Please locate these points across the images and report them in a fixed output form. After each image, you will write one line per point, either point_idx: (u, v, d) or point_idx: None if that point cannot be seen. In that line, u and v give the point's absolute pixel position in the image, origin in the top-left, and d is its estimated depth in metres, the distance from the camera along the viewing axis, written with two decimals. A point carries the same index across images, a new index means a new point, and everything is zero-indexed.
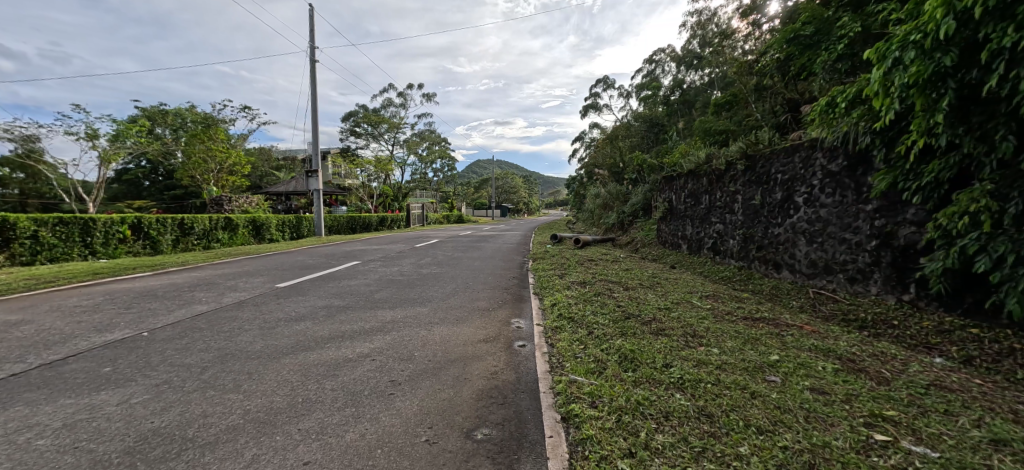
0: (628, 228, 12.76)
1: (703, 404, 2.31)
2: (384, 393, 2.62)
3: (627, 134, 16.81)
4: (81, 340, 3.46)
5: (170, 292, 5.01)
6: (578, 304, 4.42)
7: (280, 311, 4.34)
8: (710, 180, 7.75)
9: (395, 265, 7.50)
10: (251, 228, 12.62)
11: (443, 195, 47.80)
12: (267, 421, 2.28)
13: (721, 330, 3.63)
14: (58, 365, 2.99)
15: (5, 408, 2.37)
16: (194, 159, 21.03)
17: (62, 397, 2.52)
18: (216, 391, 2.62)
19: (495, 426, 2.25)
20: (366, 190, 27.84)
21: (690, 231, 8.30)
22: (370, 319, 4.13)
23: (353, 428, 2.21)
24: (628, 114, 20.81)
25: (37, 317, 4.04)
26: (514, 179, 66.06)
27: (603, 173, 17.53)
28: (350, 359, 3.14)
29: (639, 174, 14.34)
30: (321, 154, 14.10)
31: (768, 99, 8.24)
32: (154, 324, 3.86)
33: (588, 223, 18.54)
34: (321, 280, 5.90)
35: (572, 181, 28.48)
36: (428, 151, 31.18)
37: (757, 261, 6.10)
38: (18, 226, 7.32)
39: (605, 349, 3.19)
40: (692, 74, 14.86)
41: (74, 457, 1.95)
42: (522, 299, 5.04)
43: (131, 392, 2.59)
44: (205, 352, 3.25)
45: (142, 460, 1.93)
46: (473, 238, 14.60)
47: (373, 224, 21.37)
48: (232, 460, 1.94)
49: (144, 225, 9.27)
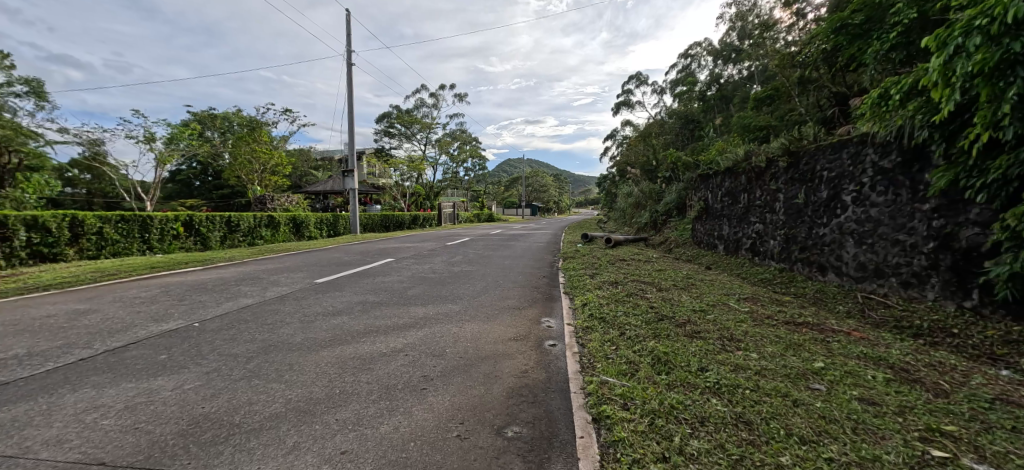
0: (661, 227, 12.45)
1: (741, 411, 2.22)
2: (417, 387, 2.68)
3: (660, 131, 16.81)
4: (140, 329, 3.73)
5: (218, 286, 5.32)
6: (609, 305, 4.34)
7: (319, 305, 4.52)
8: (749, 178, 7.42)
9: (428, 262, 7.66)
10: (292, 227, 13.20)
11: (473, 194, 47.99)
12: (307, 410, 2.39)
13: (761, 334, 3.48)
14: (120, 351, 3.24)
15: (76, 390, 2.60)
16: (240, 160, 22.29)
17: (124, 381, 2.73)
18: (260, 380, 2.76)
19: (526, 424, 2.25)
20: (400, 189, 28.55)
21: (728, 231, 7.99)
22: (403, 314, 4.23)
23: (387, 421, 2.28)
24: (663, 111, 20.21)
25: (103, 306, 4.41)
26: (545, 178, 65.91)
27: (637, 172, 17.25)
28: (385, 354, 3.22)
29: (674, 172, 13.92)
30: (356, 154, 14.40)
31: (812, 93, 7.83)
32: (204, 316, 4.12)
33: (620, 223, 18.24)
34: (357, 276, 6.08)
35: (604, 180, 27.95)
36: (459, 151, 31.50)
37: (800, 263, 5.79)
38: (86, 223, 7.94)
39: (637, 350, 3.12)
40: (730, 67, 14.35)
41: (135, 437, 2.11)
42: (553, 299, 5.01)
43: (185, 379, 2.78)
44: (251, 343, 3.42)
45: (194, 443, 2.06)
46: (502, 237, 14.70)
47: (405, 222, 21.88)
48: (275, 446, 2.04)
49: (196, 222, 9.93)
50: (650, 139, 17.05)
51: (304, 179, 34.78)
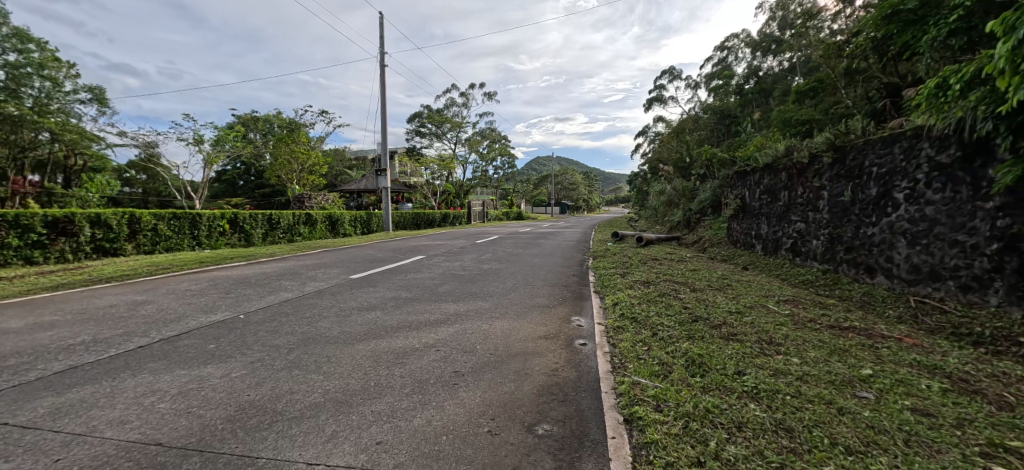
0: (695, 226, 12.11)
1: (781, 417, 2.14)
2: (448, 383, 2.72)
3: (695, 127, 16.33)
4: (191, 320, 3.98)
5: (261, 280, 5.60)
6: (640, 305, 4.27)
7: (354, 300, 4.67)
8: (790, 175, 7.09)
9: (458, 260, 7.77)
10: (328, 224, 13.70)
11: (502, 192, 48.18)
12: (344, 401, 2.48)
13: (803, 338, 3.33)
14: (174, 340, 3.47)
15: (136, 375, 2.81)
16: (280, 160, 23.33)
17: (178, 368, 2.93)
18: (300, 371, 2.89)
19: (556, 422, 2.25)
20: (431, 188, 29.07)
21: (766, 230, 7.67)
22: (435, 310, 4.31)
23: (420, 414, 2.33)
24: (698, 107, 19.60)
25: (159, 297, 4.74)
26: (574, 176, 65.34)
27: (670, 169, 16.87)
28: (417, 349, 3.29)
29: (708, 169, 13.50)
30: (389, 154, 14.76)
31: (860, 84, 7.40)
32: (248, 308, 4.34)
33: (651, 221, 17.87)
34: (390, 273, 6.24)
35: (635, 178, 27.42)
36: (488, 149, 31.73)
37: (846, 264, 5.48)
38: (143, 220, 8.54)
39: (670, 352, 3.06)
40: (771, 60, 13.90)
41: (187, 420, 2.25)
42: (583, 297, 4.97)
43: (232, 367, 2.94)
44: (291, 335, 3.59)
45: (241, 428, 2.19)
46: (531, 235, 14.72)
47: (436, 220, 22.27)
48: (315, 434, 2.14)
49: (240, 220, 10.47)
50: (684, 135, 16.60)
51: (339, 179, 36.03)
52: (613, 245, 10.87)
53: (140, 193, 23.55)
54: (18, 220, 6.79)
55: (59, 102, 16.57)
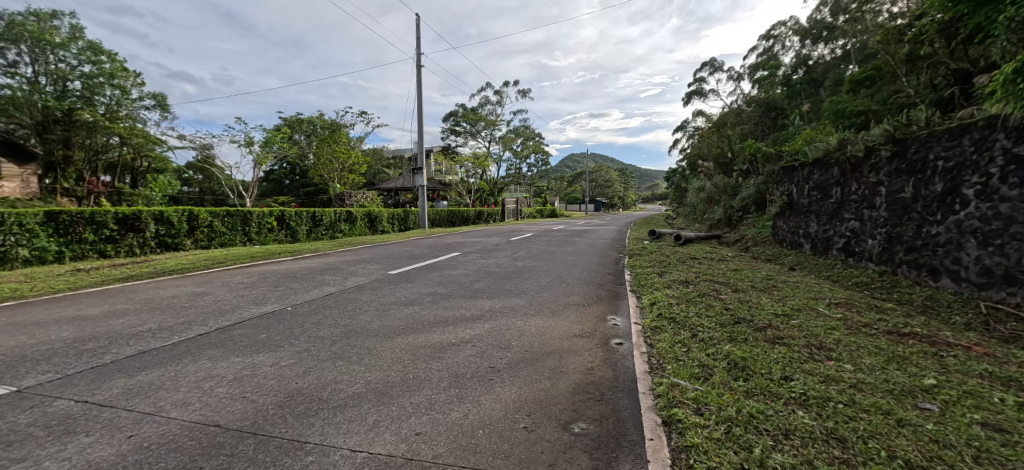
0: (737, 224, 11.64)
1: (833, 426, 2.03)
2: (484, 378, 2.77)
3: (737, 121, 15.65)
4: (244, 310, 4.25)
5: (306, 274, 5.89)
6: (679, 305, 4.16)
7: (393, 295, 4.83)
8: (843, 170, 6.66)
9: (492, 257, 7.85)
10: (368, 222, 14.19)
11: (536, 190, 47.93)
12: (385, 392, 2.57)
13: (857, 344, 3.13)
14: (229, 329, 3.71)
15: (197, 360, 3.04)
16: (322, 160, 24.37)
17: (234, 355, 3.13)
18: (344, 362, 3.02)
19: (592, 421, 2.24)
20: (465, 186, 29.51)
21: (816, 229, 7.25)
22: (471, 306, 4.38)
23: (457, 408, 2.38)
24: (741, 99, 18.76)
25: (215, 289, 5.09)
26: (609, 173, 64.24)
27: (711, 165, 16.33)
28: (454, 344, 3.36)
29: (752, 165, 12.93)
30: (425, 152, 15.07)
31: (924, 71, 6.84)
32: (295, 301, 4.58)
33: (690, 219, 17.32)
34: (426, 269, 6.39)
35: (673, 174, 26.64)
36: (522, 147, 31.79)
37: (906, 266, 5.10)
38: (201, 217, 9.18)
39: (711, 354, 2.96)
40: (821, 47, 13.09)
41: (242, 405, 2.41)
42: (618, 296, 4.90)
43: (281, 356, 3.12)
44: (334, 327, 3.75)
45: (290, 413, 2.32)
46: (565, 233, 14.64)
47: (470, 217, 22.60)
48: (358, 422, 2.23)
49: (286, 217, 11.04)
50: (726, 130, 15.96)
51: (377, 177, 37.21)
52: (650, 243, 10.63)
53: (197, 192, 25.30)
54: (93, 217, 7.48)
55: (127, 109, 17.89)
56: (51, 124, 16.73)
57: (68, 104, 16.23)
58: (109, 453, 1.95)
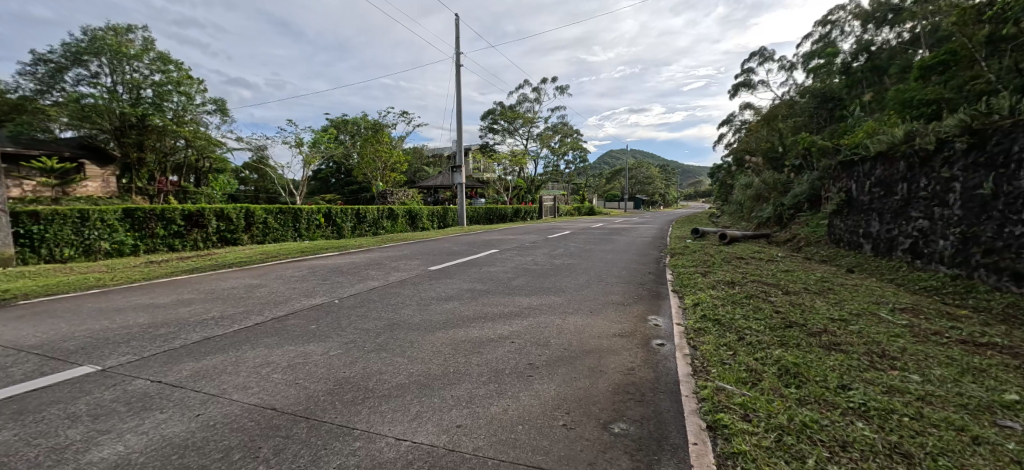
0: (789, 223, 11.02)
1: (897, 440, 1.89)
2: (523, 374, 2.80)
3: (789, 114, 14.79)
4: (295, 302, 4.51)
5: (352, 269, 6.16)
6: (725, 307, 4.00)
7: (434, 290, 4.96)
8: (910, 164, 6.13)
9: (530, 254, 7.87)
10: (408, 219, 14.61)
11: (574, 187, 47.44)
12: (427, 384, 2.66)
13: (926, 353, 2.89)
14: (282, 319, 3.96)
15: (255, 348, 3.27)
16: (366, 159, 25.33)
17: (288, 344, 3.35)
18: (387, 353, 3.15)
19: (633, 423, 2.21)
20: (503, 183, 29.77)
21: (879, 229, 6.73)
22: (509, 303, 4.42)
23: (497, 403, 2.43)
24: (794, 90, 17.68)
25: (269, 281, 5.44)
26: (649, 170, 62.52)
27: (761, 160, 15.63)
28: (493, 339, 3.42)
29: (805, 160, 12.19)
30: (463, 150, 15.29)
31: (1009, 53, 6.16)
32: (341, 294, 4.81)
33: (737, 217, 16.58)
34: (465, 265, 6.51)
35: (718, 170, 25.59)
36: (561, 144, 31.61)
37: (984, 269, 4.64)
38: (257, 214, 9.82)
39: (760, 358, 2.84)
40: (885, 31, 12.10)
41: (296, 390, 2.57)
42: (660, 296, 4.79)
43: (331, 346, 3.29)
44: (379, 320, 3.91)
45: (339, 400, 2.45)
46: (604, 231, 14.43)
47: (508, 214, 22.78)
48: (402, 412, 2.32)
49: (333, 214, 11.58)
50: (777, 123, 15.14)
51: (418, 175, 38.23)
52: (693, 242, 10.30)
53: (252, 190, 26.99)
54: (164, 213, 8.20)
55: (192, 114, 19.15)
56: (128, 130, 18.36)
57: (141, 111, 17.56)
58: (181, 429, 2.15)
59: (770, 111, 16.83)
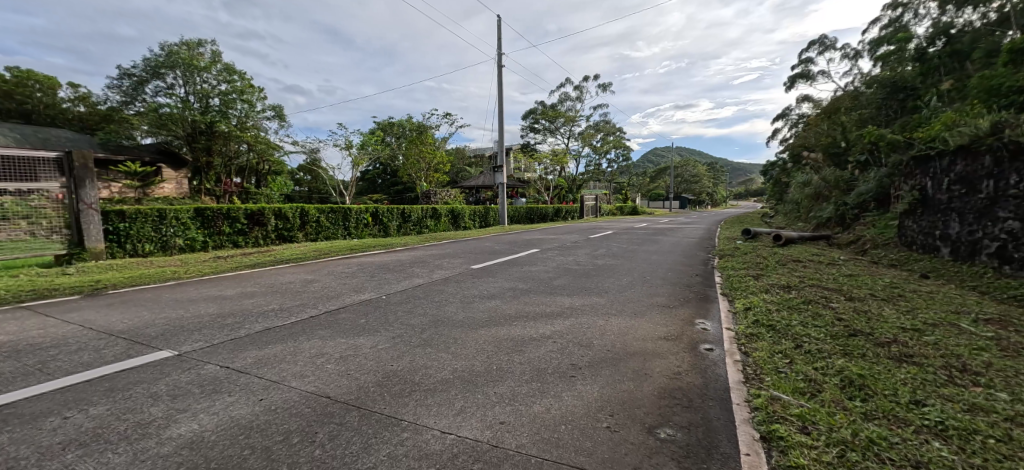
0: (853, 224, 10.23)
1: (981, 464, 1.72)
2: (566, 374, 2.80)
3: (854, 106, 13.73)
4: (346, 297, 4.76)
5: (398, 266, 6.41)
6: (780, 312, 3.80)
7: (476, 288, 5.06)
8: (998, 159, 5.51)
9: (571, 254, 7.83)
10: (451, 218, 14.94)
11: (616, 187, 46.36)
12: (471, 380, 2.73)
13: (1017, 370, 2.60)
14: (335, 313, 4.20)
15: (311, 339, 3.49)
16: (411, 160, 26.14)
17: (341, 336, 3.54)
18: (433, 349, 3.26)
19: (680, 429, 2.16)
20: (544, 182, 29.77)
21: (959, 230, 6.10)
22: (550, 303, 4.43)
23: (540, 401, 2.45)
24: (860, 79, 16.35)
25: (322, 277, 5.77)
26: (696, 167, 60.00)
27: (820, 156, 14.63)
28: (535, 338, 3.45)
29: (872, 156, 11.26)
30: (505, 151, 15.41)
31: None
32: (389, 290, 5.02)
33: (793, 217, 15.61)
34: (507, 264, 6.59)
35: (772, 167, 24.16)
36: (603, 142, 31.10)
37: None
38: (311, 213, 10.40)
39: (820, 368, 2.67)
40: (969, 12, 10.97)
41: (348, 381, 2.72)
42: (708, 299, 4.61)
43: (380, 340, 3.45)
44: (424, 316, 4.05)
45: (388, 392, 2.57)
46: (648, 231, 14.06)
47: (548, 214, 22.76)
48: (447, 407, 2.40)
49: (380, 213, 12.06)
50: (840, 116, 14.10)
51: (460, 175, 38.99)
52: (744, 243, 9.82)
53: (306, 191, 28.60)
54: (229, 212, 8.89)
55: (253, 119, 20.43)
56: (199, 136, 20.02)
57: (209, 118, 18.95)
58: (248, 412, 2.34)
59: (831, 103, 15.67)
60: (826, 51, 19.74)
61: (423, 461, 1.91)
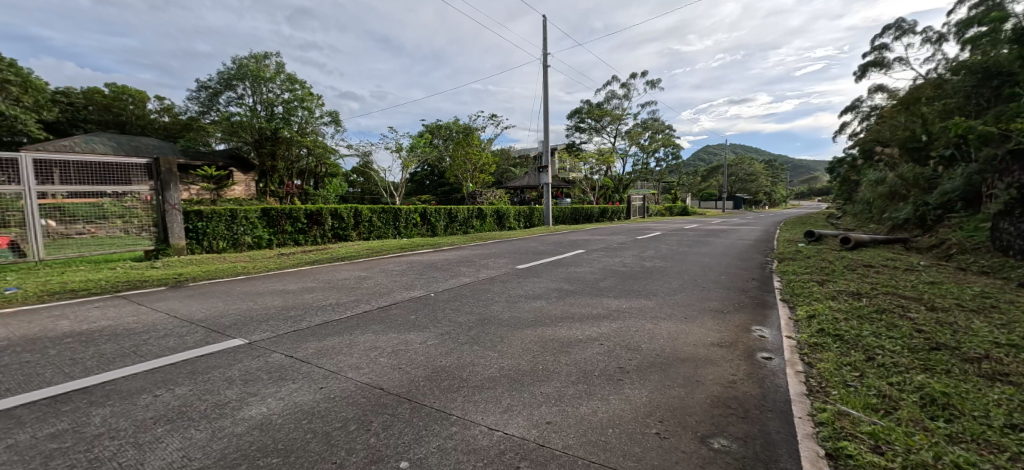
0: (936, 227, 9.25)
1: None
2: (613, 377, 2.78)
3: (939, 95, 12.40)
4: (397, 293, 4.99)
5: (445, 265, 6.61)
6: (849, 321, 3.52)
7: (522, 288, 5.11)
8: None
9: (618, 255, 7.69)
10: (496, 218, 15.14)
11: (665, 186, 44.72)
12: (517, 379, 2.78)
13: None
14: (387, 308, 4.41)
15: (366, 333, 3.70)
16: (458, 162, 26.71)
17: (394, 331, 3.72)
18: (480, 347, 3.34)
19: (735, 440, 2.07)
20: (590, 183, 29.30)
21: None
22: (597, 305, 4.39)
23: (587, 404, 2.45)
24: (946, 66, 14.73)
25: (374, 274, 6.07)
26: (753, 165, 56.49)
27: (897, 152, 13.36)
28: (581, 340, 3.44)
29: (960, 150, 10.11)
30: (550, 151, 15.41)
31: None
32: (437, 288, 5.19)
33: (865, 219, 14.36)
34: (552, 265, 6.60)
35: (840, 165, 22.31)
36: (651, 141, 30.19)
37: None
38: (364, 213, 10.96)
39: (896, 384, 2.46)
40: None
41: (400, 374, 2.86)
42: (766, 305, 4.37)
43: (429, 336, 3.59)
44: (471, 315, 4.16)
45: (437, 387, 2.67)
46: (700, 232, 13.48)
47: (594, 215, 22.41)
48: (493, 404, 2.46)
49: (427, 213, 12.46)
50: (921, 107, 12.79)
51: (504, 176, 39.35)
52: (807, 246, 9.17)
53: (359, 192, 30.10)
54: (291, 212, 9.57)
55: (312, 125, 21.91)
56: (265, 142, 21.72)
57: (274, 125, 20.69)
58: (310, 399, 2.53)
59: (910, 93, 14.26)
60: (904, 36, 17.98)
61: (471, 455, 1.98)
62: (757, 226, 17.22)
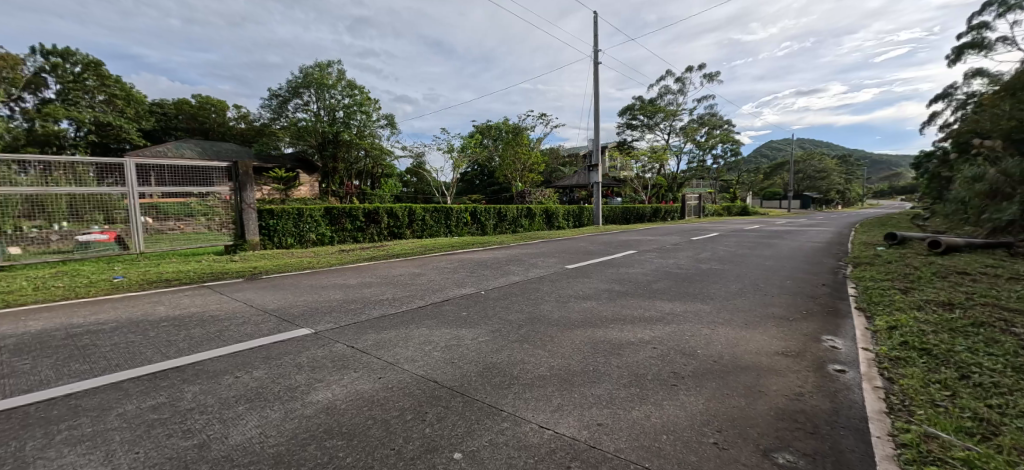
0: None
1: None
2: (667, 383, 2.72)
3: None
4: (449, 290, 5.18)
5: (495, 264, 6.74)
6: (939, 335, 3.18)
7: (572, 288, 5.11)
8: None
9: (671, 257, 7.43)
10: (544, 218, 15.14)
11: (724, 185, 42.25)
12: (568, 379, 2.80)
13: None
14: (440, 304, 4.59)
15: (421, 327, 3.88)
16: (507, 162, 26.93)
17: (448, 327, 3.88)
18: (530, 345, 3.40)
19: (802, 455, 1.96)
20: (641, 181, 27.94)
21: None
22: (649, 307, 4.29)
23: (639, 408, 2.42)
24: None
25: (428, 271, 6.33)
26: (826, 160, 51.82)
27: (1003, 144, 11.75)
28: (633, 343, 3.39)
29: None
30: (601, 149, 15.17)
31: None
32: (487, 286, 5.32)
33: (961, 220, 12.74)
34: (602, 265, 6.51)
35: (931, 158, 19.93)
36: (708, 136, 28.72)
37: None
38: (418, 212, 11.42)
39: (998, 407, 2.20)
40: None
41: (455, 368, 2.99)
42: (838, 314, 4.04)
43: (481, 333, 3.70)
44: (521, 313, 4.23)
45: (489, 382, 2.76)
46: (763, 233, 12.64)
47: (646, 214, 21.70)
48: (544, 402, 2.50)
49: (477, 213, 12.75)
50: None
51: (553, 175, 39.14)
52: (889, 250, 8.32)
53: (412, 192, 31.30)
54: (351, 211, 10.19)
55: (370, 128, 23.15)
56: (327, 145, 23.24)
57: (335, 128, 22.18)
58: (372, 387, 2.71)
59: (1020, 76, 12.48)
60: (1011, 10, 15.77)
61: (522, 452, 2.03)
62: (829, 227, 15.85)
